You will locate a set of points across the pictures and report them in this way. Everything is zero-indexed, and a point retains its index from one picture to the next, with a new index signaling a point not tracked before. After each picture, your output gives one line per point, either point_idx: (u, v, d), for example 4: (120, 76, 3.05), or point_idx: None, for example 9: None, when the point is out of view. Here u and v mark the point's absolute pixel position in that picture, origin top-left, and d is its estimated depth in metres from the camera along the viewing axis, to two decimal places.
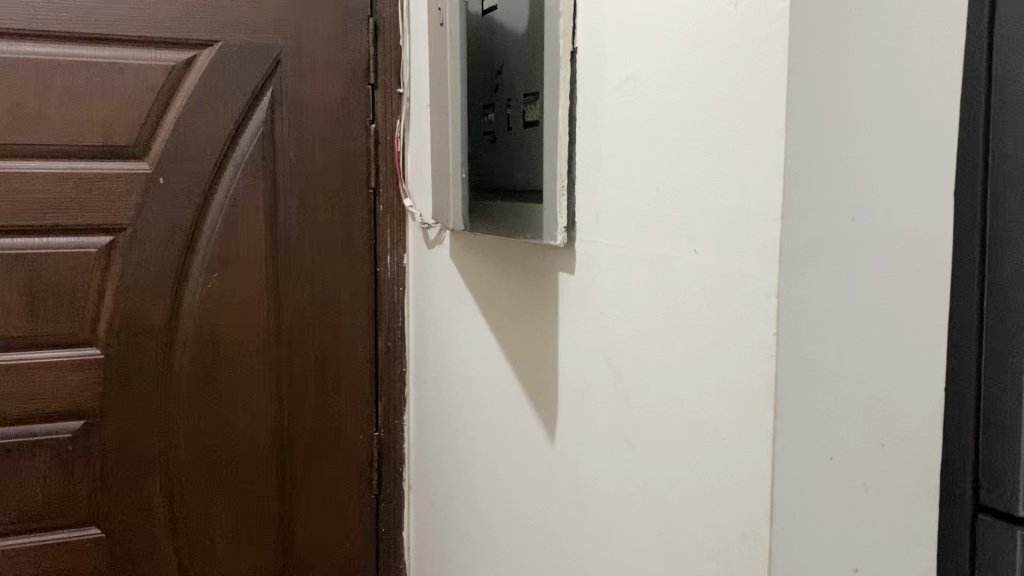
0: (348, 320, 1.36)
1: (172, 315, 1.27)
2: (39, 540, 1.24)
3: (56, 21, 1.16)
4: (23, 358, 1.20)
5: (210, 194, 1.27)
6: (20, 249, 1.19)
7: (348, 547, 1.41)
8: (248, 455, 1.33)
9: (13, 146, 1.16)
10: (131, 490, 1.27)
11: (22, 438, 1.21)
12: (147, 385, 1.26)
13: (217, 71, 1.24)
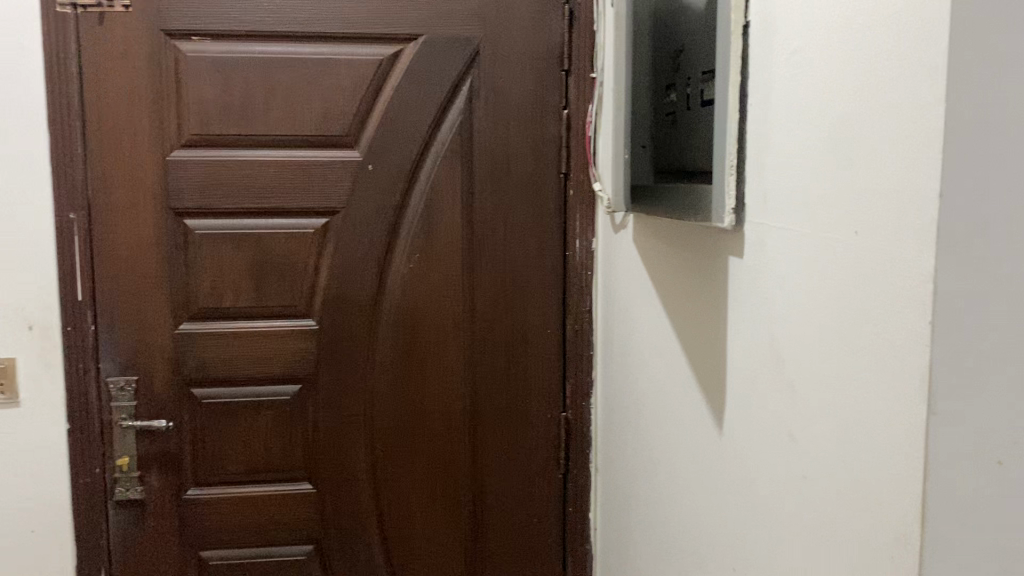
0: (538, 302, 1.39)
1: (377, 292, 1.36)
2: (260, 491, 1.38)
3: (281, 22, 1.28)
4: (249, 326, 1.34)
5: (413, 180, 1.35)
6: (249, 229, 1.32)
7: (536, 524, 1.44)
8: (443, 428, 1.40)
9: (244, 136, 1.30)
10: (339, 454, 1.39)
11: (247, 397, 1.36)
12: (356, 357, 1.37)
13: (420, 63, 1.31)
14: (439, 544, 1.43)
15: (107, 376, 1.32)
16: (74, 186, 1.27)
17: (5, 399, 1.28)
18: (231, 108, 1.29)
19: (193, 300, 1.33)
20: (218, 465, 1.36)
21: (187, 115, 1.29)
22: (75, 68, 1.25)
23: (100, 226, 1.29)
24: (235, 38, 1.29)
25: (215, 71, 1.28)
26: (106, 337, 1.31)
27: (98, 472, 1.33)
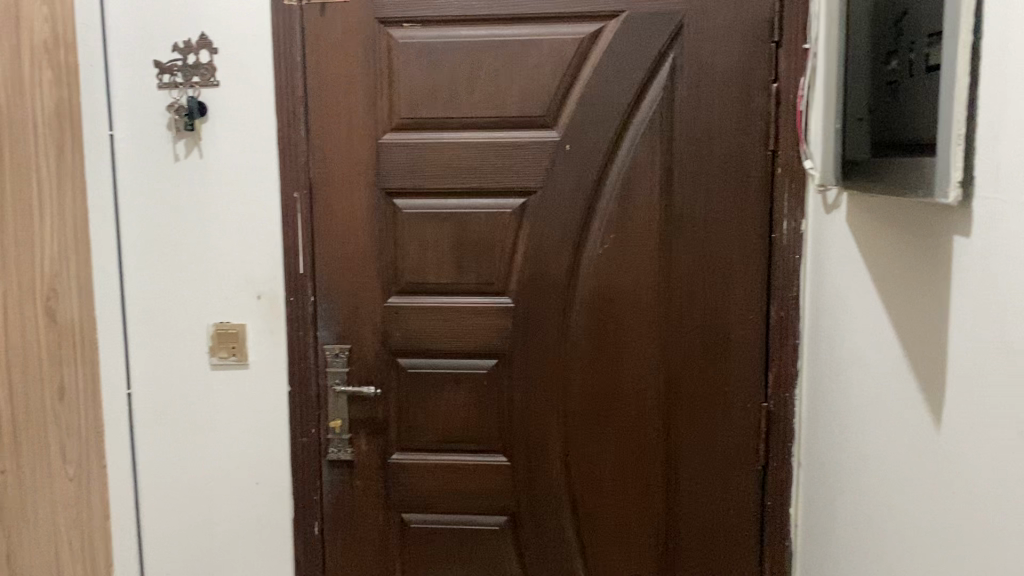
0: (739, 285, 1.34)
1: (572, 272, 1.37)
2: (459, 460, 1.43)
3: (486, 6, 1.32)
4: (450, 301, 1.39)
5: (610, 159, 1.34)
6: (452, 208, 1.37)
7: (731, 515, 1.39)
8: (636, 411, 1.39)
9: (449, 118, 1.35)
10: (533, 431, 1.41)
11: (447, 370, 1.41)
12: (551, 336, 1.38)
13: (622, 41, 1.30)
14: (630, 526, 1.42)
15: (323, 344, 1.42)
16: (297, 168, 1.37)
17: (237, 360, 1.42)
18: (437, 91, 1.34)
19: (400, 275, 1.40)
20: (419, 433, 1.43)
21: (397, 99, 1.35)
22: (299, 58, 1.35)
23: (319, 205, 1.39)
24: (442, 23, 1.33)
25: (424, 56, 1.33)
26: (323, 308, 1.41)
27: (314, 434, 1.43)
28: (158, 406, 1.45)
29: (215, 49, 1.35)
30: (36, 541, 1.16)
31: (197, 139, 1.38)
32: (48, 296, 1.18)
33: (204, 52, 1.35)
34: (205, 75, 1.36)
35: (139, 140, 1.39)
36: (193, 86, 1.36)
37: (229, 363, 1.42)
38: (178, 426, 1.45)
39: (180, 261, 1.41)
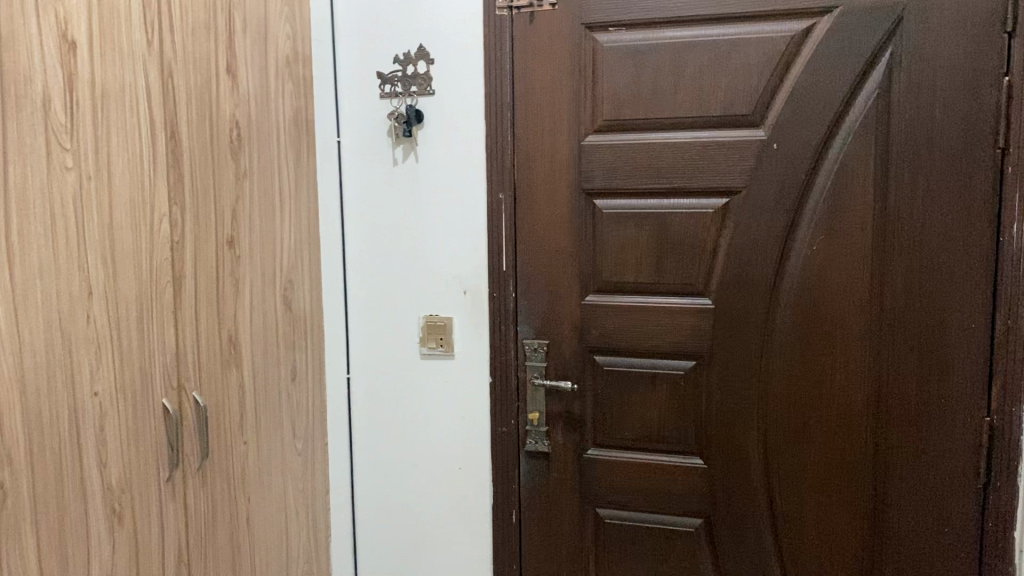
0: (961, 291, 1.26)
1: (777, 274, 1.34)
2: (654, 460, 1.44)
3: (691, 7, 1.32)
4: (648, 301, 1.41)
5: (821, 157, 1.30)
6: (652, 208, 1.38)
7: (947, 536, 1.31)
8: (843, 420, 1.34)
9: (651, 120, 1.36)
10: (731, 434, 1.39)
11: (644, 368, 1.42)
12: (753, 337, 1.36)
13: (835, 37, 1.26)
14: (833, 536, 1.37)
15: (523, 339, 1.47)
16: (503, 170, 1.44)
17: (444, 351, 1.52)
18: (641, 93, 1.36)
19: (600, 273, 1.42)
20: (616, 430, 1.45)
21: (601, 102, 1.38)
22: (507, 65, 1.41)
23: (523, 205, 1.44)
24: (647, 25, 1.35)
25: (629, 59, 1.35)
26: (524, 304, 1.46)
27: (514, 424, 1.49)
28: (373, 391, 1.58)
29: (432, 60, 1.45)
30: (271, 507, 1.29)
31: (413, 145, 1.49)
32: (286, 286, 1.31)
33: (422, 63, 1.46)
34: (422, 85, 1.46)
35: (364, 146, 1.52)
36: (411, 95, 1.47)
37: (437, 354, 1.53)
38: (389, 412, 1.57)
39: (395, 258, 1.53)
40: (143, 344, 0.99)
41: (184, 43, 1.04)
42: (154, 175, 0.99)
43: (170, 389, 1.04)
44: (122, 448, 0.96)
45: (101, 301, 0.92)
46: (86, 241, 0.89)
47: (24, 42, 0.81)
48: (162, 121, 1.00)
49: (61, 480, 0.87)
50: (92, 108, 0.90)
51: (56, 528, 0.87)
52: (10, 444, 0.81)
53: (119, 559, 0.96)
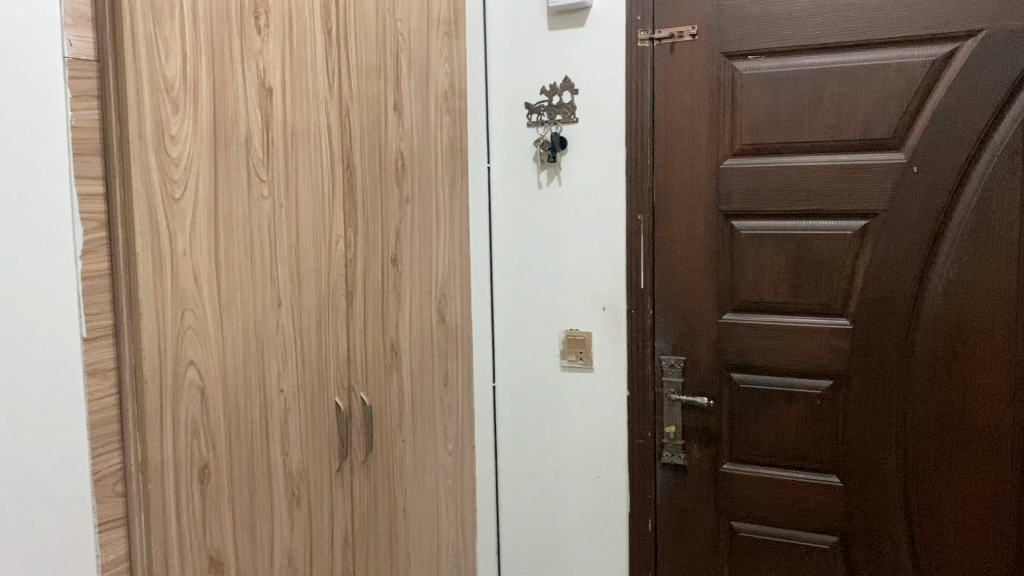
0: None
1: (917, 296, 1.34)
2: (790, 477, 1.46)
3: (830, 34, 1.35)
4: (785, 320, 1.43)
5: (964, 180, 1.29)
6: (790, 229, 1.41)
7: None
8: (986, 445, 1.32)
9: (789, 143, 1.40)
10: (869, 454, 1.40)
11: (780, 386, 1.45)
12: (892, 358, 1.37)
13: (979, 60, 1.26)
14: (976, 562, 1.35)
15: (660, 354, 1.53)
16: (643, 192, 1.51)
17: (583, 363, 1.60)
18: (779, 117, 1.40)
19: (737, 292, 1.46)
20: (752, 445, 1.48)
21: (739, 126, 1.43)
22: (648, 93, 1.49)
23: (661, 226, 1.51)
24: (786, 52, 1.39)
25: (768, 85, 1.39)
26: (660, 321, 1.53)
27: (650, 436, 1.55)
28: (517, 400, 1.68)
29: (577, 90, 1.55)
30: (424, 501, 1.42)
31: (557, 170, 1.58)
32: (440, 300, 1.43)
33: (567, 93, 1.55)
34: (567, 113, 1.56)
35: (511, 170, 1.63)
36: (557, 123, 1.57)
37: (577, 366, 1.61)
38: (533, 419, 1.67)
39: (541, 274, 1.63)
40: (321, 349, 1.12)
41: (359, 85, 1.18)
42: (333, 201, 1.13)
43: (342, 390, 1.17)
44: (301, 439, 1.10)
45: (288, 311, 1.06)
46: (277, 259, 1.04)
47: (232, 91, 0.96)
48: (339, 153, 1.14)
49: (253, 463, 1.02)
50: (284, 144, 1.04)
51: (248, 504, 1.01)
52: (214, 430, 0.96)
53: (297, 536, 1.10)
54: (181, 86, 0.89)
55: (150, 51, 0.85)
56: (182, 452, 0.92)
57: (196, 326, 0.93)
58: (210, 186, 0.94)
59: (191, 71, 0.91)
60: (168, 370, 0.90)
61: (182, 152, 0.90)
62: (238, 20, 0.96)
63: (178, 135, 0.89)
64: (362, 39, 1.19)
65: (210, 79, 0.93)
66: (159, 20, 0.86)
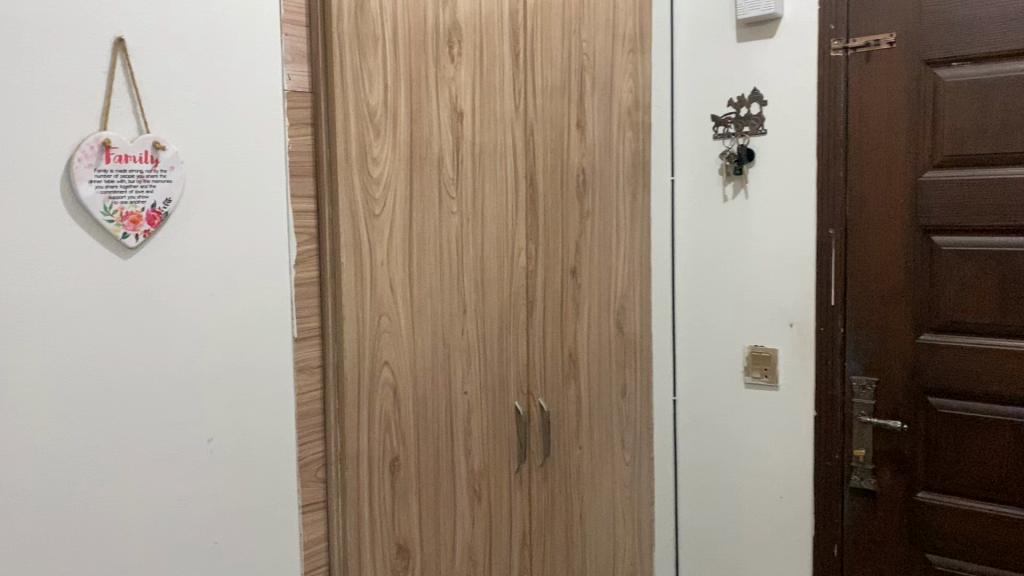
0: None
1: None
2: (997, 511, 1.37)
3: None
4: (991, 343, 1.35)
5: None
6: (998, 246, 1.33)
7: None
8: None
9: (998, 155, 1.31)
10: None
11: (984, 414, 1.36)
12: None
13: None
14: None
15: (850, 375, 1.48)
16: (834, 207, 1.46)
17: (768, 381, 1.57)
18: (988, 128, 1.31)
19: (937, 312, 1.39)
20: (951, 474, 1.40)
21: (942, 137, 1.35)
22: (841, 103, 1.44)
23: (854, 241, 1.46)
24: (995, 58, 1.31)
25: (975, 93, 1.32)
26: (851, 340, 1.47)
27: (838, 459, 1.50)
28: (699, 414, 1.67)
29: (766, 102, 1.52)
30: (601, 509, 1.45)
31: (744, 183, 1.57)
32: (619, 311, 1.46)
33: (755, 105, 1.54)
34: (754, 125, 1.54)
35: (697, 184, 1.63)
36: (744, 135, 1.55)
37: (762, 384, 1.58)
38: (715, 434, 1.65)
39: (725, 288, 1.61)
40: (502, 355, 1.19)
41: (543, 105, 1.24)
42: (517, 215, 1.20)
43: (521, 394, 1.23)
44: (483, 439, 1.17)
45: (472, 318, 1.13)
46: (464, 270, 1.11)
47: (426, 115, 1.04)
48: (523, 170, 1.20)
49: (438, 459, 1.10)
50: (472, 162, 1.11)
51: (432, 497, 1.09)
52: (405, 427, 1.05)
53: (477, 532, 1.17)
54: (383, 113, 0.99)
55: (356, 83, 0.95)
56: (374, 444, 1.01)
57: (391, 330, 1.02)
58: (406, 203, 1.02)
59: (392, 99, 1.00)
60: (365, 370, 0.99)
61: (382, 173, 0.99)
62: (434, 49, 1.04)
63: (379, 157, 0.99)
64: (548, 60, 1.24)
65: (408, 105, 1.02)
66: (364, 55, 0.96)
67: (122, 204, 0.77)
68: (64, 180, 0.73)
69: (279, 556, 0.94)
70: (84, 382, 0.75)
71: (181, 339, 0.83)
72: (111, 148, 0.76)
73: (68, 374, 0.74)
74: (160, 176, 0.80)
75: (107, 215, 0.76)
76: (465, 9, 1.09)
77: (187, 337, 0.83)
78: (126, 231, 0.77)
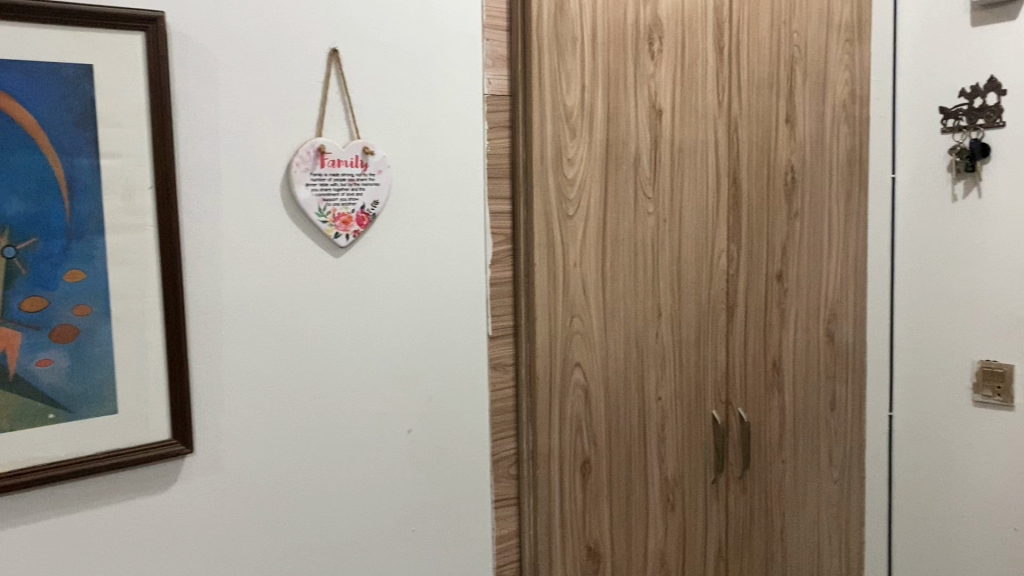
0: None
1: None
2: None
3: None
4: None
5: None
6: None
7: None
8: None
9: None
10: None
11: None
12: None
13: None
14: None
15: None
16: None
17: (1002, 401, 1.41)
18: None
19: None
20: None
21: None
22: None
23: None
24: None
25: None
26: None
27: None
28: (920, 432, 1.54)
29: (1004, 91, 1.37)
30: (804, 528, 1.37)
31: (976, 180, 1.42)
32: (830, 318, 1.37)
33: (991, 94, 1.39)
34: (991, 117, 1.39)
35: (922, 182, 1.50)
36: (978, 129, 1.41)
37: (995, 403, 1.43)
38: (938, 455, 1.51)
39: (952, 296, 1.47)
40: (700, 361, 1.15)
41: (749, 101, 1.18)
42: (717, 217, 1.15)
43: (719, 403, 1.19)
44: (678, 448, 1.14)
45: (668, 322, 1.11)
46: (660, 272, 1.09)
47: (624, 114, 1.03)
48: (726, 169, 1.16)
49: (631, 464, 1.08)
50: (671, 162, 1.09)
51: (624, 502, 1.08)
52: (597, 429, 1.04)
53: (670, 541, 1.14)
54: (580, 114, 0.98)
55: (554, 84, 0.95)
56: (566, 446, 1.01)
57: (583, 332, 1.02)
58: (601, 204, 1.02)
59: (589, 99, 0.99)
60: (558, 370, 1.00)
61: (577, 174, 0.99)
62: (633, 46, 1.03)
63: (575, 158, 0.98)
64: (755, 54, 1.19)
65: (605, 105, 1.01)
66: (563, 55, 0.96)
67: (335, 205, 0.81)
68: (283, 184, 0.79)
69: (471, 550, 0.96)
70: (294, 371, 0.81)
71: (383, 334, 0.87)
72: (326, 154, 0.80)
73: (280, 363, 0.80)
74: (369, 179, 0.84)
75: (320, 216, 0.81)
76: (667, 4, 1.06)
77: (389, 333, 0.88)
78: (337, 231, 0.82)
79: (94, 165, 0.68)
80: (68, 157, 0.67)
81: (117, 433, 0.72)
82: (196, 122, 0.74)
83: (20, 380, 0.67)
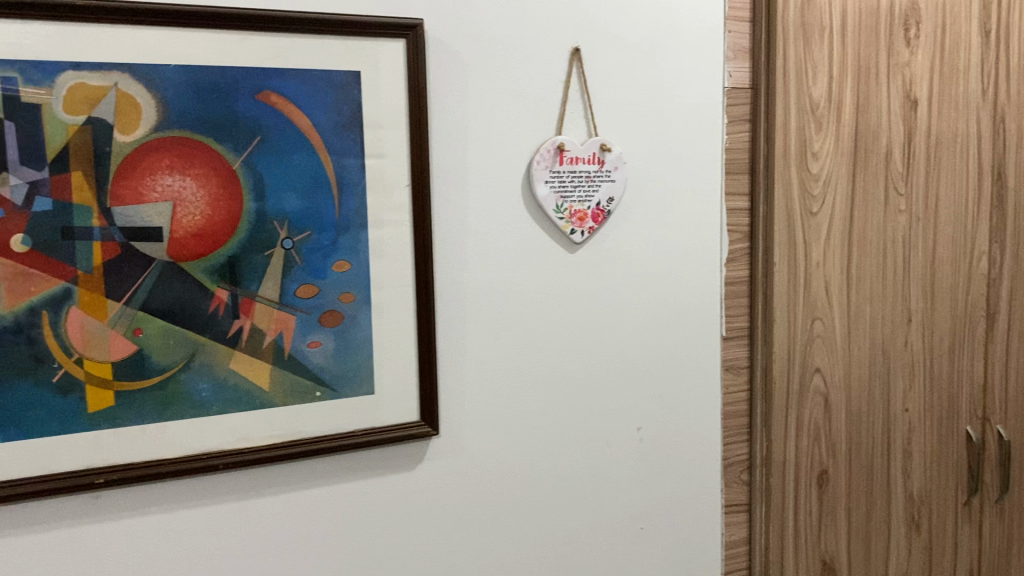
0: None
1: None
2: None
3: None
4: None
5: None
6: None
7: None
8: None
9: None
10: None
11: None
12: None
13: None
14: None
15: None
16: None
17: None
18: None
19: None
20: None
21: None
22: None
23: None
24: None
25: None
26: None
27: None
28: None
29: None
30: None
31: None
32: None
33: None
34: None
35: None
36: None
37: None
38: None
39: None
40: (954, 372, 1.06)
41: None
42: (979, 216, 1.05)
43: (975, 419, 1.08)
44: (926, 465, 1.05)
45: (918, 328, 1.03)
46: (910, 274, 1.01)
47: (874, 106, 0.97)
48: (990, 163, 1.04)
49: (872, 478, 1.02)
50: (926, 157, 1.01)
51: (864, 518, 1.02)
52: (836, 438, 0.99)
53: (914, 562, 1.06)
54: (826, 105, 0.94)
55: (800, 76, 0.91)
56: (802, 454, 0.97)
57: (824, 335, 0.97)
58: (846, 200, 0.96)
59: (837, 90, 0.94)
60: (796, 374, 0.95)
61: (822, 168, 0.94)
62: (887, 33, 0.96)
63: (820, 152, 0.94)
64: None
65: (854, 97, 0.95)
66: (810, 45, 0.92)
67: (572, 202, 0.83)
68: (526, 181, 0.81)
69: (697, 552, 0.95)
70: (531, 364, 0.84)
71: (616, 331, 0.87)
72: (565, 151, 0.81)
73: (518, 356, 0.83)
74: (605, 176, 0.84)
75: (559, 212, 0.82)
76: None
77: (623, 330, 0.88)
78: (574, 227, 0.83)
79: (360, 164, 0.74)
80: (338, 157, 0.73)
81: (372, 414, 0.77)
82: (449, 122, 0.78)
83: (293, 359, 0.74)
